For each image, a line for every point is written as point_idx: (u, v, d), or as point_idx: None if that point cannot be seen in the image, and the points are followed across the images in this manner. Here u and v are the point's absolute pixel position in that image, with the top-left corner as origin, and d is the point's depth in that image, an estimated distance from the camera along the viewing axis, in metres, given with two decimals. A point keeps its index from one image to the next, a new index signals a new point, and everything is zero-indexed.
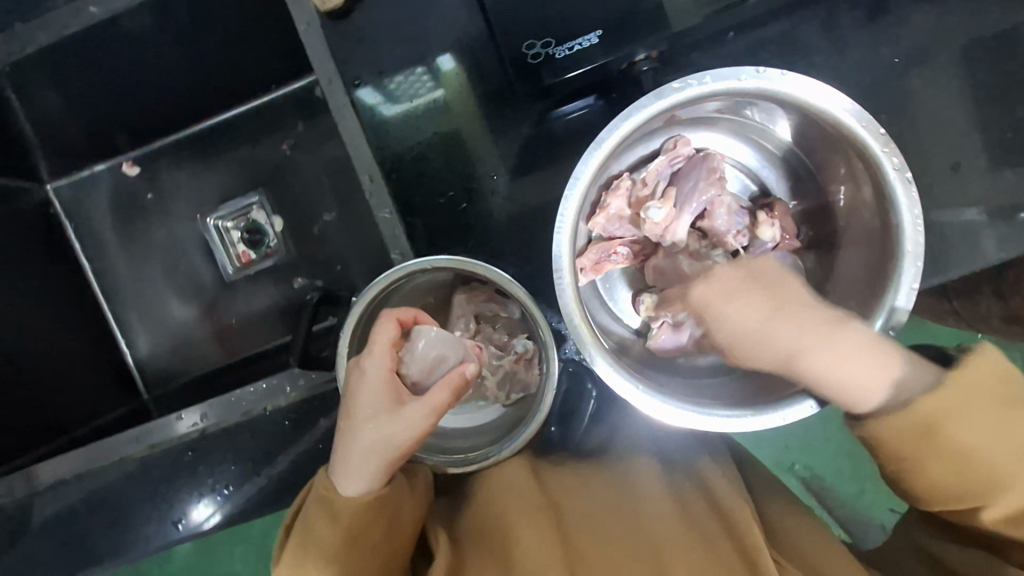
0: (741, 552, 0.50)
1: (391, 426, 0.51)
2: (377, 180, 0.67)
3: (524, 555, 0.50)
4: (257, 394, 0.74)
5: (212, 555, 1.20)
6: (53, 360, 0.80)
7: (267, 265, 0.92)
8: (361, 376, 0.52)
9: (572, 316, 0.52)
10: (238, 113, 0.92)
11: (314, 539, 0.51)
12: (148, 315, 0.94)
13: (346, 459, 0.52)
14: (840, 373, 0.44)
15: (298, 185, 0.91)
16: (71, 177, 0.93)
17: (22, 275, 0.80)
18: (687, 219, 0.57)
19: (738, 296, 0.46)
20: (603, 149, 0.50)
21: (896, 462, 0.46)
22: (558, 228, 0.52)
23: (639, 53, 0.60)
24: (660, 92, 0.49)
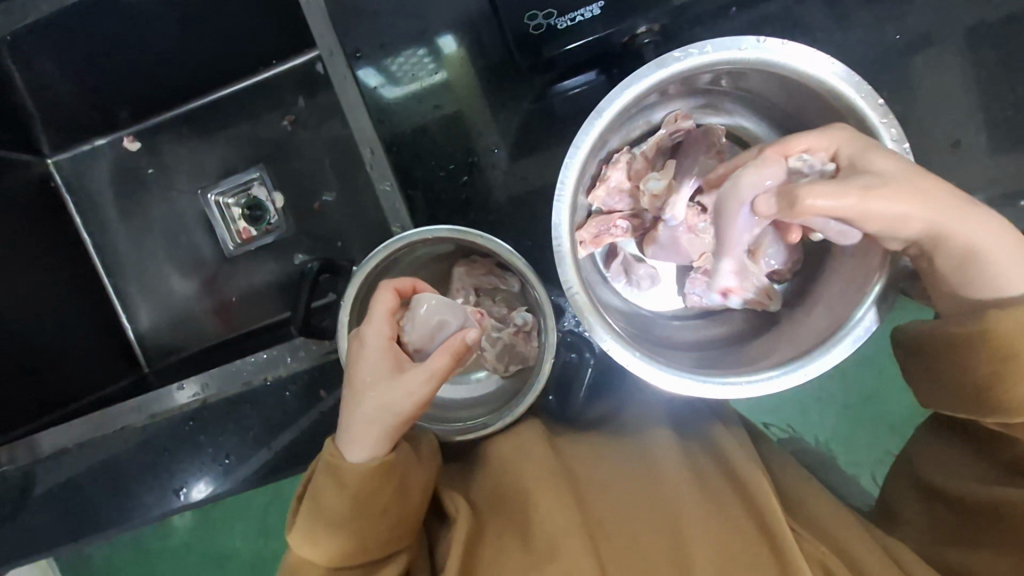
0: (754, 518, 0.52)
1: (392, 388, 0.51)
2: (378, 153, 0.66)
3: (546, 521, 0.51)
4: (256, 364, 0.72)
5: (212, 528, 1.22)
6: (57, 333, 0.81)
7: (269, 241, 0.93)
8: (361, 345, 0.53)
9: (571, 284, 0.52)
10: (239, 88, 0.91)
11: (325, 506, 0.53)
12: (149, 290, 0.95)
13: (348, 426, 0.53)
14: (1001, 246, 0.46)
15: (299, 161, 0.91)
16: (71, 151, 0.93)
17: (25, 249, 0.81)
18: (685, 193, 0.57)
19: (886, 156, 0.46)
20: (604, 118, 0.50)
21: (1009, 361, 0.45)
22: (558, 198, 0.52)
23: (640, 25, 0.59)
24: (660, 62, 0.49)
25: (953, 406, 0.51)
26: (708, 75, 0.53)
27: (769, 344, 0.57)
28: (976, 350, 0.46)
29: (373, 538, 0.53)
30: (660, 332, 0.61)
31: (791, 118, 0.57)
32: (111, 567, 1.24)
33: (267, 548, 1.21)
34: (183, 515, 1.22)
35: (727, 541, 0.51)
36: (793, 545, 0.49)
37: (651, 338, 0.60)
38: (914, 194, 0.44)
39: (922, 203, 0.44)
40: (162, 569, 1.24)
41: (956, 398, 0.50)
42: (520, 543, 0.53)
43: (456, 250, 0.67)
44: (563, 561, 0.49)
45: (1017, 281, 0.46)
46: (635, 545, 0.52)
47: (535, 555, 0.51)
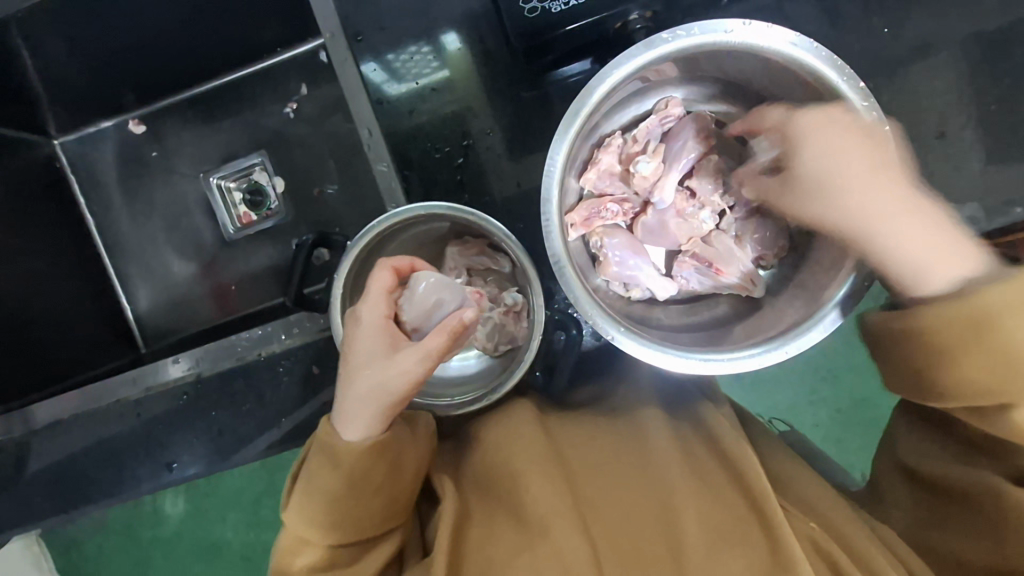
0: (746, 495, 0.53)
1: (385, 365, 0.52)
2: (377, 134, 0.69)
3: (535, 501, 0.52)
4: (252, 340, 0.78)
5: (203, 515, 1.23)
6: (53, 310, 0.82)
7: (268, 225, 0.94)
8: (358, 323, 0.54)
9: (560, 258, 0.53)
10: (244, 75, 0.93)
11: (319, 483, 0.53)
12: (148, 271, 0.96)
13: (343, 404, 0.53)
14: (910, 249, 0.48)
15: (300, 146, 0.93)
16: (77, 133, 0.94)
17: (26, 226, 0.83)
18: (673, 175, 0.59)
19: (821, 144, 0.50)
20: (594, 97, 0.52)
21: (944, 354, 0.46)
22: (548, 176, 0.53)
23: (633, 12, 0.60)
24: (650, 42, 0.50)
25: (902, 389, 0.51)
26: (698, 59, 0.55)
27: (754, 323, 0.58)
28: (913, 341, 0.47)
29: (367, 514, 0.54)
30: (655, 318, 0.61)
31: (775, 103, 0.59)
32: (102, 557, 1.25)
33: (257, 538, 1.21)
34: (175, 504, 1.23)
35: (718, 517, 0.51)
36: (784, 521, 0.49)
37: (643, 324, 0.60)
38: (822, 198, 0.51)
39: (843, 195, 0.50)
40: (153, 558, 1.24)
41: (900, 382, 0.51)
42: (511, 523, 0.53)
43: (449, 230, 0.68)
44: (553, 539, 0.49)
45: (928, 281, 0.47)
46: (626, 525, 0.52)
47: (528, 532, 0.51)
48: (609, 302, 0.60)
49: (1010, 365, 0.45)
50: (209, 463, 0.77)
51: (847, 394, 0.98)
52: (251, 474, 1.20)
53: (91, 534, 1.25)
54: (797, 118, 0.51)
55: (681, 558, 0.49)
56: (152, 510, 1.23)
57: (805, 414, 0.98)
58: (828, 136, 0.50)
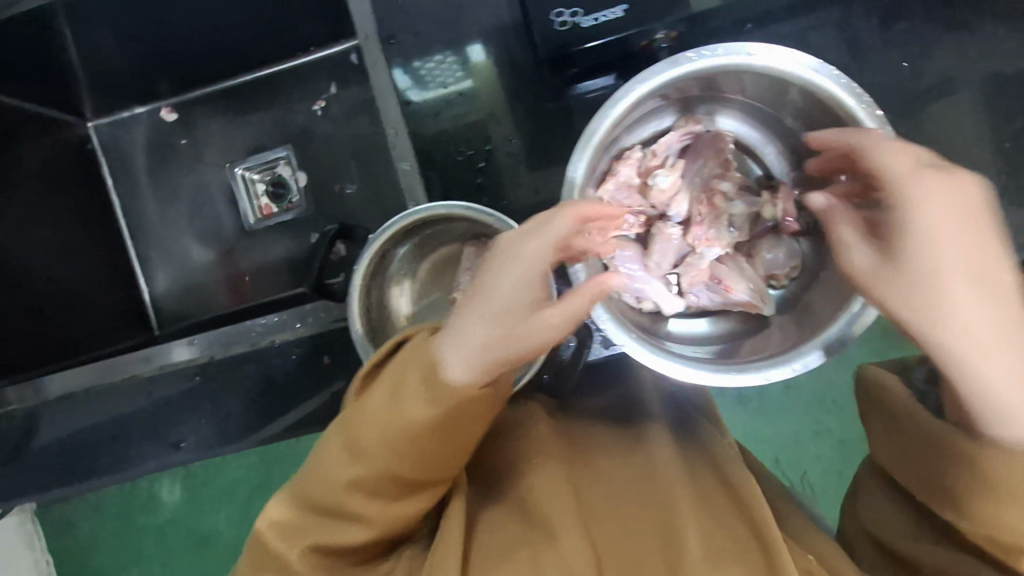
0: (748, 521, 0.53)
1: (527, 320, 0.48)
2: (401, 134, 0.73)
3: (543, 501, 0.54)
4: (267, 326, 0.80)
5: (196, 504, 1.24)
6: (64, 290, 0.84)
7: (288, 218, 0.96)
8: (513, 259, 0.49)
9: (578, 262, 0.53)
10: (275, 71, 0.95)
11: (403, 410, 0.49)
12: (168, 256, 0.98)
13: (469, 334, 0.48)
14: (1009, 382, 0.41)
15: (325, 143, 0.95)
16: (111, 117, 0.97)
17: (47, 204, 0.84)
18: (687, 193, 0.60)
19: (939, 225, 0.43)
20: (618, 109, 0.53)
21: (990, 488, 0.43)
22: (568, 183, 0.53)
23: (659, 31, 0.63)
24: (674, 60, 0.52)
25: (918, 487, 0.48)
26: (720, 81, 0.56)
27: (760, 341, 0.58)
28: (942, 443, 0.45)
29: (434, 461, 0.51)
30: (664, 328, 0.60)
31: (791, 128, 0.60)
32: (96, 538, 1.26)
33: (249, 532, 1.22)
34: (171, 492, 1.24)
35: (718, 539, 0.51)
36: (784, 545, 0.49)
37: (653, 334, 0.59)
38: (928, 286, 0.43)
39: (952, 285, 0.42)
40: (145, 543, 1.25)
41: (913, 475, 0.48)
42: (521, 523, 0.54)
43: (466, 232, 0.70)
44: (562, 539, 0.50)
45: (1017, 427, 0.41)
46: (621, 536, 0.53)
47: (534, 529, 0.53)
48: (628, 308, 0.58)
49: (997, 491, 0.43)
50: (212, 448, 0.77)
51: (850, 427, 0.98)
52: (248, 468, 1.21)
53: (86, 514, 1.26)
54: (924, 185, 0.44)
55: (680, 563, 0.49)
56: (148, 496, 1.24)
57: (805, 445, 0.99)
58: (933, 220, 0.43)
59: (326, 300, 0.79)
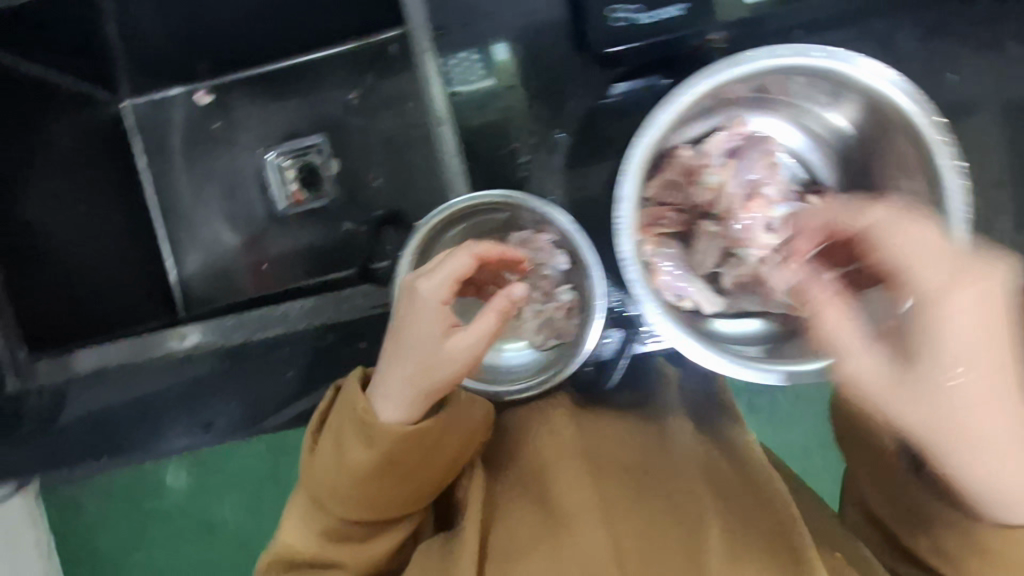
0: (778, 527, 0.53)
1: (434, 348, 0.56)
2: (447, 121, 0.73)
3: (562, 493, 0.53)
4: (302, 310, 0.77)
5: (204, 491, 1.24)
6: (89, 264, 0.83)
7: (320, 205, 0.97)
8: (415, 300, 0.57)
9: (628, 257, 0.52)
10: (315, 57, 0.95)
11: (348, 462, 0.58)
12: (197, 238, 0.98)
13: (393, 381, 0.58)
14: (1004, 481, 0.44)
15: (361, 132, 0.96)
16: (147, 96, 0.97)
17: (75, 178, 0.84)
18: (737, 193, 0.59)
19: (960, 328, 0.43)
20: (681, 104, 0.51)
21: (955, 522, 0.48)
22: (623, 179, 0.52)
23: (713, 31, 0.69)
24: (737, 58, 0.51)
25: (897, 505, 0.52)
26: (775, 81, 0.56)
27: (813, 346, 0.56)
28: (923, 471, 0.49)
29: (384, 501, 0.60)
30: (711, 329, 0.58)
31: (843, 131, 0.59)
32: (101, 520, 1.26)
33: (253, 520, 1.23)
34: (177, 478, 1.24)
35: (747, 542, 0.51)
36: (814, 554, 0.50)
37: (702, 331, 0.57)
38: (940, 393, 0.44)
39: (960, 390, 0.43)
40: (150, 527, 1.25)
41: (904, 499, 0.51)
42: (540, 515, 0.54)
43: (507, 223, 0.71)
44: (580, 529, 0.50)
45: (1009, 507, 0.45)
46: (641, 522, 0.52)
47: (555, 521, 0.52)
48: (675, 305, 0.57)
49: (961, 523, 0.48)
50: (243, 430, 0.79)
51: None
52: (255, 456, 1.22)
53: (92, 497, 1.26)
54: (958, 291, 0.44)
55: (702, 559, 0.49)
56: (156, 481, 1.25)
57: (820, 454, 0.99)
58: (958, 325, 0.44)
59: (366, 287, 0.78)
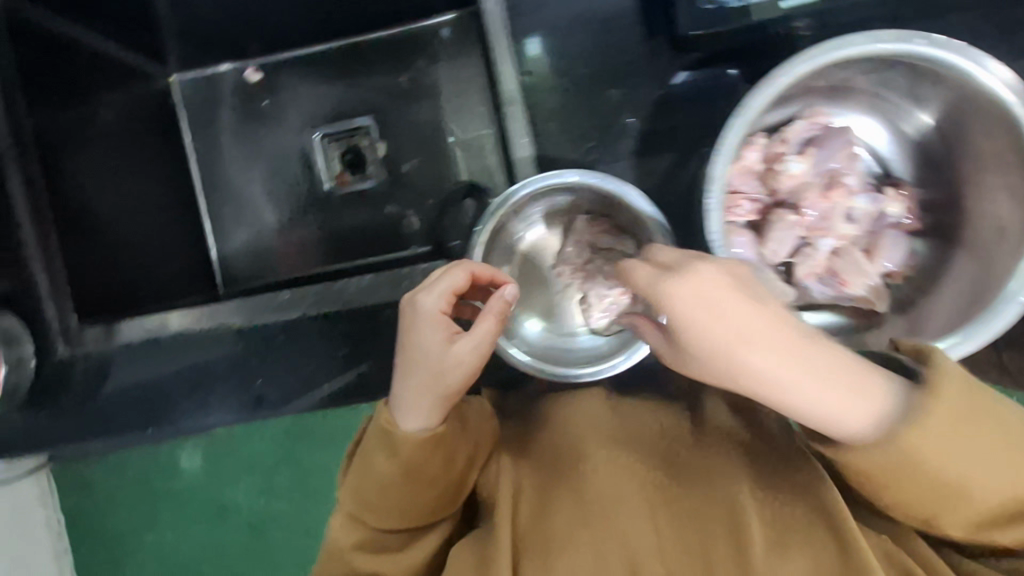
0: (825, 517, 0.53)
1: (440, 358, 0.58)
2: (516, 108, 0.66)
3: (595, 488, 0.56)
4: (360, 286, 0.73)
5: (218, 474, 1.23)
6: (135, 240, 0.84)
7: (367, 186, 0.96)
8: (415, 316, 0.58)
9: (716, 237, 0.52)
10: (367, 39, 0.95)
11: (376, 475, 0.60)
12: (235, 215, 0.97)
13: (405, 397, 0.59)
14: (821, 404, 0.46)
15: (410, 115, 0.95)
16: (196, 71, 0.97)
17: (125, 151, 0.84)
18: (814, 184, 0.59)
19: (706, 288, 0.48)
20: (780, 86, 0.51)
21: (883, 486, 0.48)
22: (716, 156, 0.52)
23: (799, 19, 0.67)
24: (841, 43, 0.51)
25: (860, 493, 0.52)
26: (865, 68, 0.56)
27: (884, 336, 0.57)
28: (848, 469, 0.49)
29: (411, 510, 0.61)
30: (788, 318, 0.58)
31: (924, 124, 0.61)
32: (112, 502, 1.24)
33: (266, 506, 1.22)
34: (191, 460, 1.23)
35: (790, 531, 0.53)
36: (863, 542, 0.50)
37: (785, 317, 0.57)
38: (719, 350, 0.47)
39: (751, 354, 0.46)
40: (161, 509, 1.24)
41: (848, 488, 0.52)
42: (572, 505, 0.56)
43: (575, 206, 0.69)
44: (626, 528, 0.53)
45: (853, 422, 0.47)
46: (672, 525, 0.54)
47: (593, 518, 0.54)
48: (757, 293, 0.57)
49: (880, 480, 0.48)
50: (293, 403, 0.75)
51: None
52: (271, 442, 1.21)
53: (105, 476, 1.24)
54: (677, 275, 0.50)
55: (745, 554, 0.51)
56: (169, 463, 1.23)
57: None
58: (688, 289, 0.48)
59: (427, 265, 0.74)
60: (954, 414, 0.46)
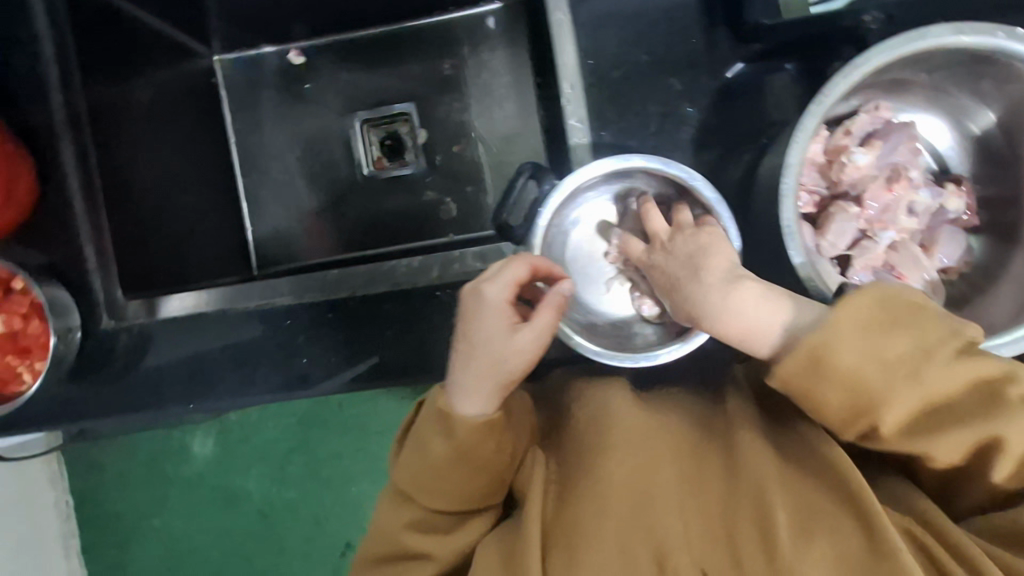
0: (851, 508, 0.51)
1: (503, 345, 0.58)
2: (577, 91, 0.69)
3: (616, 477, 0.55)
4: (407, 269, 0.76)
5: (230, 460, 1.21)
6: (175, 216, 0.84)
7: (404, 173, 0.96)
8: (479, 304, 0.58)
9: (789, 224, 0.53)
10: (411, 26, 0.96)
11: (429, 457, 0.60)
12: (271, 197, 0.97)
13: (464, 380, 0.59)
14: (736, 319, 0.52)
15: (451, 103, 0.96)
16: (238, 53, 0.97)
17: (169, 127, 0.84)
18: (879, 177, 0.59)
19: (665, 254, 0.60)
20: (857, 74, 0.52)
21: (816, 397, 0.49)
22: (794, 141, 0.53)
23: (870, 11, 0.65)
24: (918, 34, 0.51)
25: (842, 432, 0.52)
26: (937, 61, 0.57)
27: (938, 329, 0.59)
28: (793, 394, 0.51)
29: (463, 493, 0.61)
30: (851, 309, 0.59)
31: (989, 122, 0.62)
32: (121, 485, 1.23)
33: (278, 494, 1.21)
34: (204, 445, 1.21)
35: (813, 524, 0.51)
36: (890, 534, 0.49)
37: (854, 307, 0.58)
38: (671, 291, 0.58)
39: (682, 287, 0.57)
40: (170, 494, 1.23)
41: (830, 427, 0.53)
42: (593, 493, 0.55)
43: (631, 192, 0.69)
44: (660, 519, 0.53)
45: (759, 331, 0.51)
46: (693, 515, 0.53)
47: (624, 506, 0.54)
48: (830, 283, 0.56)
49: (805, 391, 0.50)
50: (326, 383, 0.73)
51: None
52: (285, 428, 1.20)
53: (116, 460, 1.23)
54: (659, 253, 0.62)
55: (772, 553, 0.49)
56: (181, 448, 1.22)
57: None
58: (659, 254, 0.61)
59: (477, 248, 0.77)
60: (865, 315, 0.48)
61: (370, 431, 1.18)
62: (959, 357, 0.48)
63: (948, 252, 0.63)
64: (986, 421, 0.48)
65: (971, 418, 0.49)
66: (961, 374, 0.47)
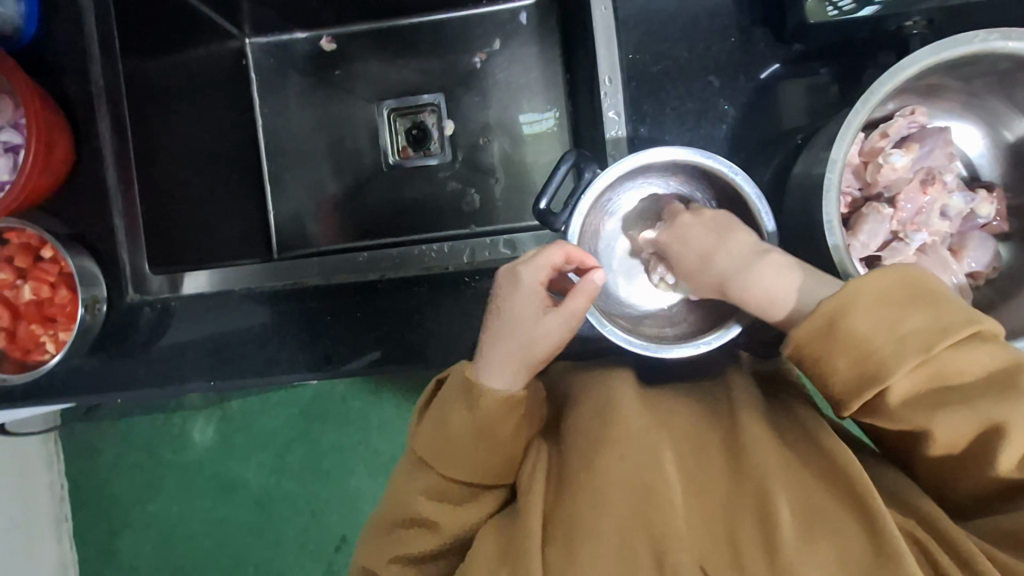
0: (855, 505, 0.51)
1: (533, 328, 0.58)
2: (615, 84, 0.70)
3: (613, 471, 0.54)
4: (440, 254, 0.79)
5: (229, 449, 1.20)
6: (203, 194, 0.84)
7: (429, 163, 0.97)
8: (515, 285, 0.58)
9: (830, 218, 0.55)
10: (443, 18, 0.96)
11: (449, 437, 0.60)
12: (294, 181, 0.97)
13: (493, 355, 0.59)
14: (757, 288, 0.54)
15: (480, 95, 0.96)
16: (270, 36, 0.97)
17: (200, 105, 0.85)
18: (914, 179, 0.62)
19: (688, 228, 0.61)
20: (904, 75, 0.53)
21: (822, 364, 0.51)
22: (839, 137, 0.54)
23: (913, 17, 0.66)
24: (965, 39, 0.53)
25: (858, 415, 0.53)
26: (978, 68, 0.58)
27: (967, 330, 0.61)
28: (801, 362, 0.53)
29: (477, 474, 0.61)
30: None
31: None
32: (118, 467, 1.22)
33: (276, 485, 1.19)
34: (204, 433, 1.20)
35: (817, 520, 0.50)
36: (893, 533, 0.48)
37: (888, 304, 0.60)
38: (690, 261, 0.60)
39: (704, 258, 0.59)
40: (167, 481, 1.21)
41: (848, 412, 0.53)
42: (590, 486, 0.54)
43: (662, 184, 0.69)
44: (668, 518, 0.52)
45: (776, 303, 0.54)
46: (693, 510, 0.53)
47: (628, 499, 0.53)
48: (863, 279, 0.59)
49: (819, 363, 0.51)
50: (349, 366, 0.73)
51: None
52: (286, 418, 1.18)
53: (115, 445, 1.22)
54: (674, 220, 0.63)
55: (774, 553, 0.49)
56: (181, 435, 1.20)
57: None
58: (682, 228, 0.62)
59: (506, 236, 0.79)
60: (879, 286, 0.50)
61: (372, 425, 1.16)
62: (967, 339, 0.48)
63: (977, 256, 0.65)
64: (989, 402, 0.48)
65: (978, 400, 0.48)
66: (971, 358, 0.48)
